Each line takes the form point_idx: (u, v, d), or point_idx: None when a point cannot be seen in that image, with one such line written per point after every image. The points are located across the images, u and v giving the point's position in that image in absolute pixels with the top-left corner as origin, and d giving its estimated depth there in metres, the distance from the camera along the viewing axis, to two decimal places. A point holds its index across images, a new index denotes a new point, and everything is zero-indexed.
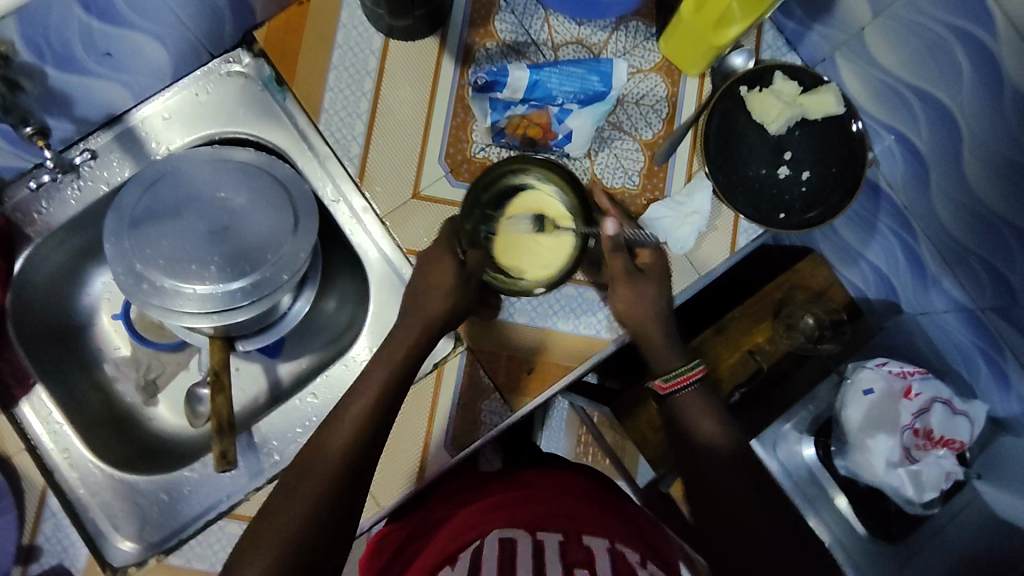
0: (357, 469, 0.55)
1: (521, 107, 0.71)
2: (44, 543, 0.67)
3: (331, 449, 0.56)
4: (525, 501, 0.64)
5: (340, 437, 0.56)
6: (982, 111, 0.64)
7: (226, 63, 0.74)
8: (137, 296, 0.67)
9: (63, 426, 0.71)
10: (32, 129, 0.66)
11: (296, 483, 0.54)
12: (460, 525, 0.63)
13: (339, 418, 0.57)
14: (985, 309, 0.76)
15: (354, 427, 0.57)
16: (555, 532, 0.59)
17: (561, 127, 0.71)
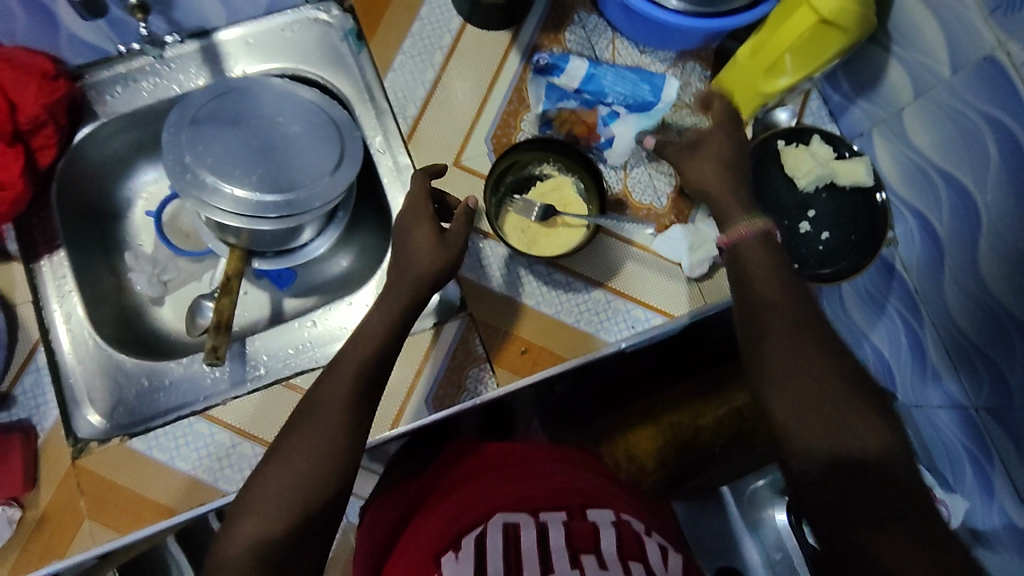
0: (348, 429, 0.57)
1: (574, 100, 0.79)
2: (19, 395, 0.68)
3: (319, 419, 0.57)
4: (526, 481, 0.62)
5: (323, 412, 0.57)
6: (1003, 201, 0.65)
7: (316, 10, 0.81)
8: (179, 183, 0.70)
9: (73, 292, 0.73)
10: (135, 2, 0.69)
11: (282, 453, 0.55)
12: (464, 501, 0.62)
13: (322, 390, 0.58)
14: (979, 409, 0.77)
15: (348, 392, 0.58)
16: (559, 510, 0.58)
17: (606, 130, 0.78)
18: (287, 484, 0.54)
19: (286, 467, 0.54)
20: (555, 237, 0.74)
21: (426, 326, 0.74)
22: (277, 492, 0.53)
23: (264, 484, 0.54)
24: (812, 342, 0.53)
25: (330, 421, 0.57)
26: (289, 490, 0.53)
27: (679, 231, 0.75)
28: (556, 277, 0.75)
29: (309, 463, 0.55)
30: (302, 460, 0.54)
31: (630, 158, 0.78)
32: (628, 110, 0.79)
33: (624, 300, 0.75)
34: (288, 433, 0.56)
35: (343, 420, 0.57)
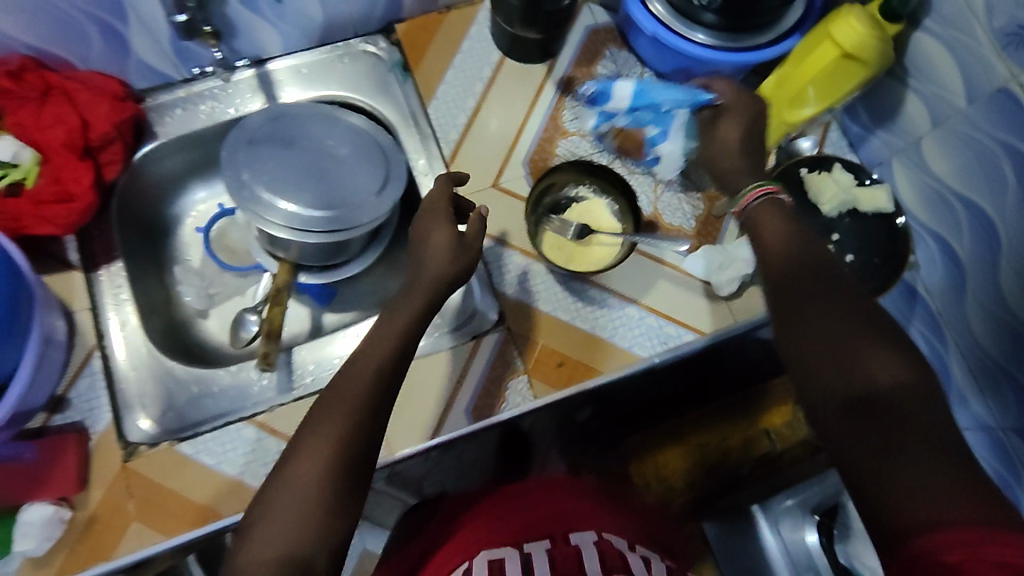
0: (375, 415, 0.52)
1: (621, 118, 0.81)
2: (74, 399, 0.70)
3: (345, 403, 0.51)
4: (523, 512, 0.63)
5: (351, 403, 0.51)
6: (1021, 221, 0.68)
7: (364, 43, 0.86)
8: (236, 197, 0.74)
9: (128, 300, 0.76)
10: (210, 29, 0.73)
11: (307, 447, 0.49)
12: (455, 539, 0.64)
13: (346, 378, 0.53)
14: (1006, 429, 0.77)
15: (374, 375, 0.53)
16: (544, 539, 0.59)
17: (652, 150, 0.80)
18: (313, 483, 0.48)
19: (311, 463, 0.48)
20: (590, 254, 0.78)
21: (466, 338, 0.76)
22: (301, 492, 0.47)
23: (286, 483, 0.48)
24: (850, 330, 0.51)
25: (360, 413, 0.51)
26: (317, 479, 0.48)
27: (709, 251, 0.79)
28: (590, 293, 0.78)
29: (337, 459, 0.49)
30: (329, 445, 0.49)
31: (660, 183, 0.83)
32: (674, 123, 0.76)
33: (656, 317, 0.78)
34: (313, 423, 0.50)
35: (376, 402, 0.52)
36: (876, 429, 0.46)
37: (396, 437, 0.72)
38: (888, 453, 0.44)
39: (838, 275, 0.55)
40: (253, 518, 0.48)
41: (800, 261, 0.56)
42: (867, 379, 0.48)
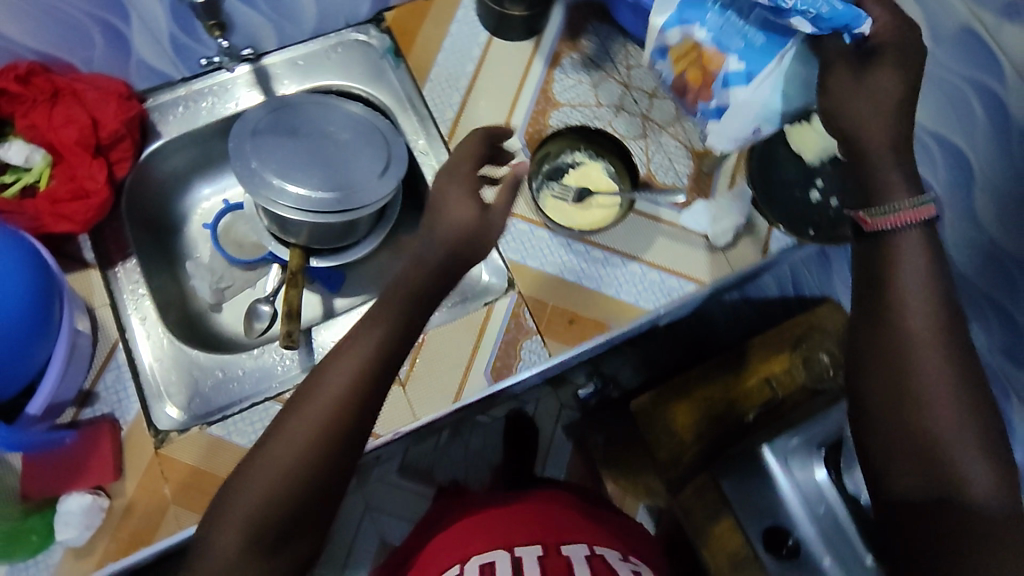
0: (342, 426, 0.53)
1: (703, 28, 0.65)
2: (102, 391, 0.72)
3: (310, 410, 0.53)
4: (517, 525, 0.69)
5: (301, 427, 0.52)
6: (991, 150, 0.73)
7: (356, 32, 0.89)
8: (247, 185, 0.76)
9: (145, 295, 0.78)
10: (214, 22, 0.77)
11: (255, 466, 0.52)
12: (453, 544, 0.70)
13: (306, 397, 0.54)
14: (994, 352, 0.82)
15: (346, 383, 0.54)
16: (535, 545, 0.65)
17: (724, 91, 0.67)
18: (252, 507, 0.51)
19: (253, 487, 0.51)
20: (592, 213, 0.82)
21: (479, 306, 0.79)
22: (241, 513, 0.51)
23: (230, 502, 0.51)
24: (918, 401, 0.51)
25: (306, 439, 0.52)
26: (278, 483, 0.51)
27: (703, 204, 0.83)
28: (594, 254, 0.81)
29: (279, 484, 0.51)
30: (290, 454, 0.52)
31: (651, 146, 0.86)
32: (774, 59, 0.63)
33: (658, 271, 0.81)
34: (264, 443, 0.53)
35: (343, 414, 0.53)
36: (950, 526, 0.48)
37: (421, 404, 0.75)
38: (968, 542, 0.47)
39: (897, 321, 0.52)
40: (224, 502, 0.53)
41: (899, 287, 0.53)
42: (937, 452, 0.49)
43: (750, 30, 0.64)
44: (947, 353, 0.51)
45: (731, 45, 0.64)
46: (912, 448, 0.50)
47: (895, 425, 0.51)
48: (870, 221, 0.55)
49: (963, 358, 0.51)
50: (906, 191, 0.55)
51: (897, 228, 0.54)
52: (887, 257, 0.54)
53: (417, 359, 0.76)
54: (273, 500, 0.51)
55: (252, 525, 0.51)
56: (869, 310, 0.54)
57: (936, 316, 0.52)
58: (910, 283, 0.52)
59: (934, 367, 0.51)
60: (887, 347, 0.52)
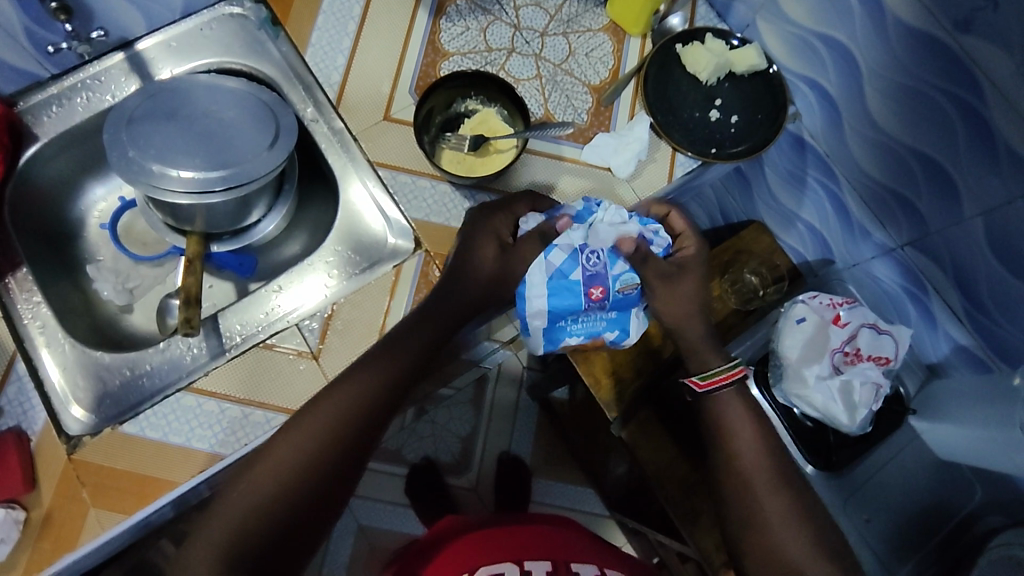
0: (316, 457, 0.59)
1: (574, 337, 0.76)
2: (6, 405, 0.70)
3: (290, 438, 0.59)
4: (525, 541, 0.74)
5: (289, 446, 0.59)
6: (871, 41, 0.73)
7: (229, 5, 0.85)
8: (127, 175, 0.73)
9: (41, 302, 0.75)
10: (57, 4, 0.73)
11: (237, 489, 0.57)
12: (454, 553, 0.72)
13: (289, 431, 0.60)
14: (904, 246, 0.84)
15: (328, 421, 0.60)
16: (544, 561, 0.70)
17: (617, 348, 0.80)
18: (228, 527, 0.55)
19: (235, 505, 0.56)
20: (489, 161, 0.80)
21: (387, 268, 0.77)
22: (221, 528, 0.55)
23: (208, 523, 0.56)
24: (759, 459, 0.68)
25: (285, 466, 0.58)
26: (251, 504, 0.56)
27: (603, 138, 0.82)
28: None
29: (256, 502, 0.56)
30: (266, 476, 0.57)
31: (547, 87, 0.85)
32: (630, 318, 0.77)
33: None
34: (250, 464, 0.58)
35: (319, 449, 0.59)
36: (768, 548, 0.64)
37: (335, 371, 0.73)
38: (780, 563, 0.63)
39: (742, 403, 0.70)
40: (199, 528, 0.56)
41: (748, 426, 0.69)
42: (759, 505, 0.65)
43: (603, 314, 0.76)
44: (787, 482, 0.66)
45: (599, 327, 0.76)
46: (768, 557, 0.63)
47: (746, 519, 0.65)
48: (700, 383, 0.72)
49: (801, 501, 0.65)
50: (719, 359, 0.74)
51: (717, 388, 0.72)
52: (719, 414, 0.70)
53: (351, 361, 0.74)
54: (252, 519, 0.56)
55: (233, 540, 0.55)
56: (728, 439, 0.70)
57: (763, 448, 0.69)
58: (741, 428, 0.69)
59: (769, 499, 0.66)
60: (731, 465, 0.68)
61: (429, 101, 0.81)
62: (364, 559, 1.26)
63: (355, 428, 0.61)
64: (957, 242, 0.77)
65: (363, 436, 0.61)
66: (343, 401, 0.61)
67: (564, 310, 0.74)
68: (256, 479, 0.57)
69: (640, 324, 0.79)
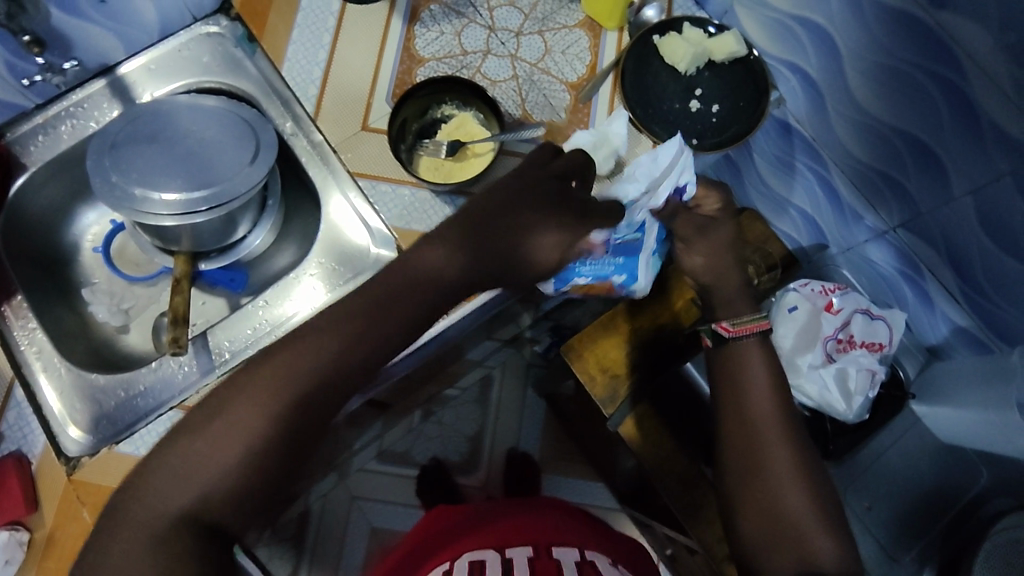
0: (287, 411, 0.55)
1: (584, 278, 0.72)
2: (7, 429, 0.73)
3: (257, 388, 0.55)
4: (509, 531, 0.73)
5: (255, 397, 0.54)
6: (849, 23, 0.72)
7: (205, 25, 0.86)
8: (110, 200, 0.74)
9: (35, 328, 0.77)
10: (29, 38, 0.75)
11: (195, 444, 0.53)
12: (445, 543, 0.74)
13: (255, 379, 0.55)
14: (896, 228, 0.82)
15: (303, 371, 0.56)
16: (525, 546, 0.69)
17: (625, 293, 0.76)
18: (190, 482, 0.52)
19: (195, 464, 0.52)
20: (465, 165, 0.80)
21: (371, 276, 0.78)
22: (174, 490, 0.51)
23: (164, 472, 0.52)
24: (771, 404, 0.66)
25: (251, 421, 0.54)
26: (216, 459, 0.52)
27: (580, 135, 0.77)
28: None
29: (225, 463, 0.53)
30: (231, 427, 0.53)
31: (524, 88, 0.84)
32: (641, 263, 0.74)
33: None
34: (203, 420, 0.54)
35: (288, 405, 0.55)
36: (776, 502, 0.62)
37: None
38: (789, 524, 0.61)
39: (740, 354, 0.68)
40: (149, 468, 0.53)
41: (750, 385, 0.66)
42: (758, 457, 0.63)
43: (612, 258, 0.73)
44: (787, 431, 0.65)
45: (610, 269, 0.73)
46: (766, 509, 0.62)
47: (748, 479, 0.63)
48: (730, 327, 0.68)
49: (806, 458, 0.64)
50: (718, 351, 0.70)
51: (745, 335, 0.68)
52: (735, 364, 0.68)
53: None
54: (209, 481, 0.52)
55: (191, 501, 0.51)
56: (727, 396, 0.67)
57: (778, 401, 0.66)
58: (756, 382, 0.66)
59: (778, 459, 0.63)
60: (743, 418, 0.65)
61: (403, 109, 0.80)
62: (378, 561, 1.27)
63: (318, 387, 0.56)
64: (948, 222, 0.75)
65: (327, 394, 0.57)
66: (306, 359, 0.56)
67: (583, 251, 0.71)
68: (216, 437, 0.53)
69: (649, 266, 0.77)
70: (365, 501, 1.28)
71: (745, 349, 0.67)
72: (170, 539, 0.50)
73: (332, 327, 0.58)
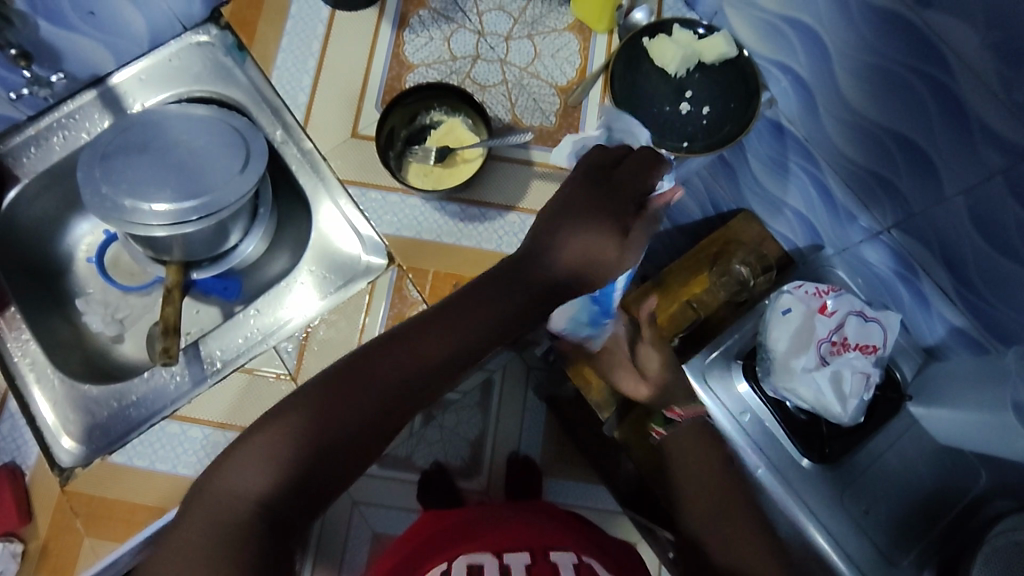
0: (361, 424, 0.58)
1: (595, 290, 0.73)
2: (2, 441, 0.73)
3: (342, 389, 0.58)
4: (507, 536, 0.73)
5: (337, 397, 0.58)
6: (838, 24, 0.71)
7: (195, 34, 0.86)
8: (100, 211, 0.75)
9: (29, 339, 0.77)
10: (16, 52, 0.75)
11: (277, 431, 0.56)
12: (445, 545, 0.74)
13: (341, 378, 0.59)
14: (890, 228, 0.82)
15: (382, 385, 0.59)
16: (522, 552, 0.69)
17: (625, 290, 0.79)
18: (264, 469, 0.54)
19: (271, 451, 0.55)
20: (454, 171, 0.80)
21: (362, 283, 0.78)
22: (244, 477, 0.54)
23: (245, 457, 0.55)
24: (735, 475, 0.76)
25: (326, 422, 0.57)
26: (289, 449, 0.55)
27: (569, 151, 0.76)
28: (469, 212, 0.80)
29: (295, 458, 0.55)
30: (313, 425, 0.56)
31: (514, 92, 0.84)
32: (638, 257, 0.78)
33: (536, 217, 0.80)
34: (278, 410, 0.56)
35: (363, 418, 0.58)
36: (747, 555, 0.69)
37: None
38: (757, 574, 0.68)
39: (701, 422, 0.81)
40: (232, 450, 0.56)
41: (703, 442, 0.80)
42: (732, 521, 0.72)
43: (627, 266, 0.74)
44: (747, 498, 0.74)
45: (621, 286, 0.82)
46: (741, 561, 0.69)
47: (725, 536, 0.71)
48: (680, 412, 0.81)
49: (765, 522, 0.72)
50: None
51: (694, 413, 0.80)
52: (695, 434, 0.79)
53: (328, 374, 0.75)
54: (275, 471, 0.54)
55: (260, 488, 0.54)
56: (696, 467, 0.76)
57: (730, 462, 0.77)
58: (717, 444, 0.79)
59: (746, 521, 0.72)
60: (713, 483, 0.75)
61: (389, 118, 0.80)
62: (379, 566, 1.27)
63: (384, 399, 0.59)
64: (942, 223, 0.74)
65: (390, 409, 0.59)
66: (376, 369, 0.60)
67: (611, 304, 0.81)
68: (299, 430, 0.56)
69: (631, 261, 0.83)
70: (366, 506, 1.30)
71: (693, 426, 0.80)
72: (241, 530, 0.52)
73: (412, 347, 0.61)
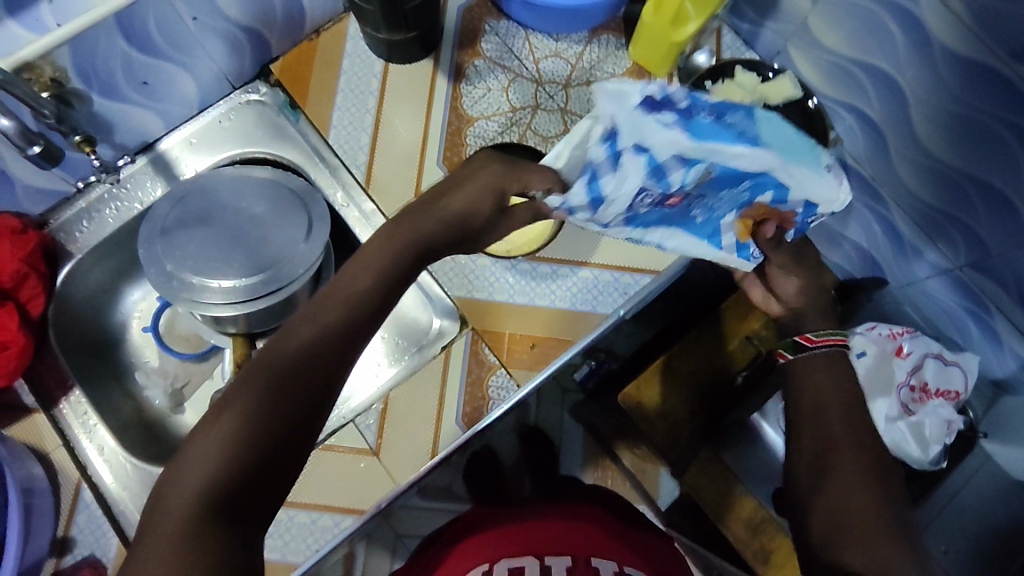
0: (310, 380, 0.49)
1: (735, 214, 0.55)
2: (78, 535, 0.70)
3: (274, 357, 0.49)
4: (542, 537, 0.68)
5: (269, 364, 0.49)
6: (920, 72, 0.70)
7: (245, 93, 0.84)
8: (166, 290, 0.73)
9: (97, 425, 0.75)
10: (80, 138, 0.72)
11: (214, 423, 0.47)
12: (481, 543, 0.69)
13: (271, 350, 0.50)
14: (963, 267, 0.81)
15: (311, 340, 0.51)
16: (564, 555, 0.65)
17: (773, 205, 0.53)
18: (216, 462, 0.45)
19: (213, 448, 0.45)
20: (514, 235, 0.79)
21: (436, 351, 0.77)
22: (201, 478, 0.44)
23: (188, 461, 0.45)
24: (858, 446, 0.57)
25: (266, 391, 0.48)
26: (239, 429, 0.46)
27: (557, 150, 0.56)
28: (540, 270, 0.78)
29: (245, 442, 0.46)
30: (264, 397, 0.47)
31: None
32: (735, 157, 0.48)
33: (611, 271, 0.78)
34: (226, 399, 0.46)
35: (317, 375, 0.50)
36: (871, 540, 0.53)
37: (395, 465, 0.74)
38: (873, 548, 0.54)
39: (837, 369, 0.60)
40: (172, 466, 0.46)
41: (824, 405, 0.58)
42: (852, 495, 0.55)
43: (732, 189, 0.52)
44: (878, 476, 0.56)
45: (748, 197, 0.53)
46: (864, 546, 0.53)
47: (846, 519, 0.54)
48: (813, 338, 0.61)
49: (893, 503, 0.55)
50: None
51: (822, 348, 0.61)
52: (804, 379, 0.60)
53: (408, 452, 0.74)
54: (225, 465, 0.45)
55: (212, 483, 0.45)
56: (817, 433, 0.58)
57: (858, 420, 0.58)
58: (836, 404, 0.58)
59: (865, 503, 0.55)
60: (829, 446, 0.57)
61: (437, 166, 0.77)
62: None
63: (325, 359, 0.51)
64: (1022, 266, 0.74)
65: (338, 368, 0.51)
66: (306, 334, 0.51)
67: (690, 224, 0.56)
68: (239, 413, 0.46)
69: (793, 145, 0.50)
70: None
71: (822, 358, 0.60)
72: (193, 530, 0.43)
73: (334, 300, 0.53)
